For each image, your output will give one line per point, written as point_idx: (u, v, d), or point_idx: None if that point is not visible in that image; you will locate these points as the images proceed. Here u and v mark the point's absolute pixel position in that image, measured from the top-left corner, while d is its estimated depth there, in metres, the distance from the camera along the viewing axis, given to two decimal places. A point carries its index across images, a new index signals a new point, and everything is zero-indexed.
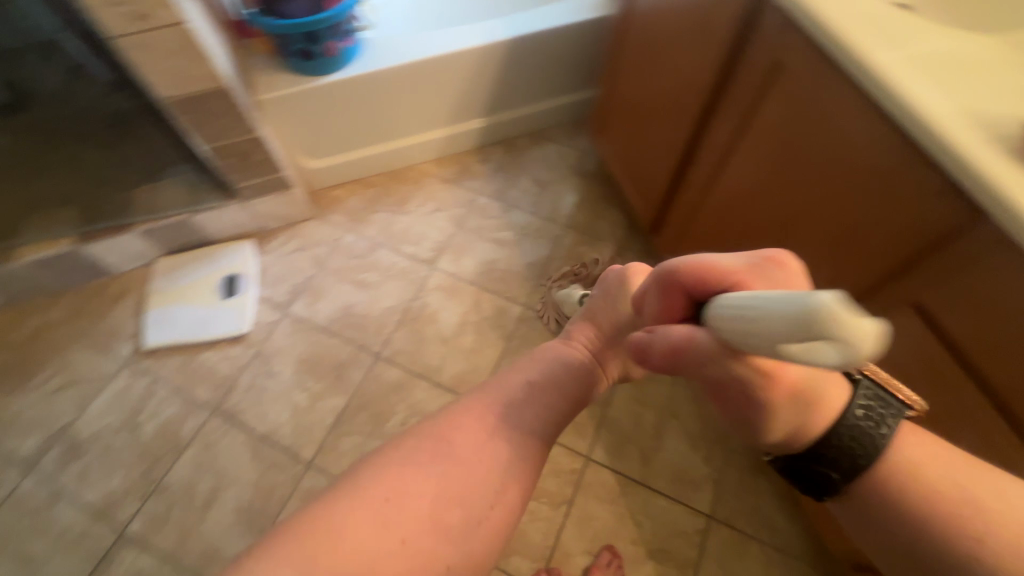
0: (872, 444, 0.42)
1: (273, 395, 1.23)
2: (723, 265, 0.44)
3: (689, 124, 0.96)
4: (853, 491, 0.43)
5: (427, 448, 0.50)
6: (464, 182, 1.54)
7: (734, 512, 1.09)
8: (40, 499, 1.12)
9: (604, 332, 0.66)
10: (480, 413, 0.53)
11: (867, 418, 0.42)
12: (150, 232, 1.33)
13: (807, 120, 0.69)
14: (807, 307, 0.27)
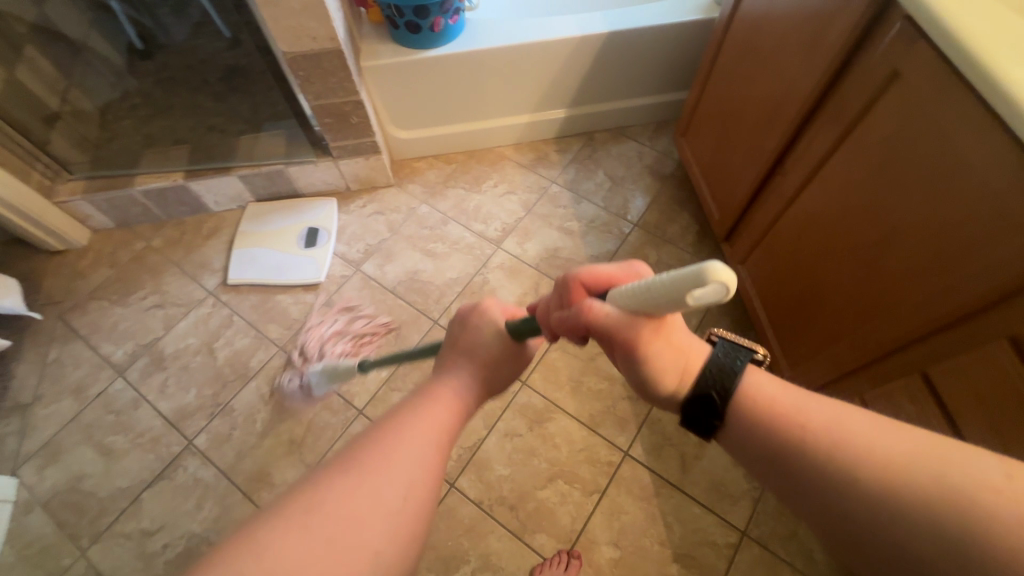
0: (729, 380, 0.45)
1: (335, 343, 1.31)
2: (602, 272, 0.51)
3: (783, 132, 0.95)
4: (739, 438, 0.45)
5: (328, 465, 0.44)
6: (540, 170, 1.57)
7: (769, 533, 1.07)
8: (125, 401, 1.25)
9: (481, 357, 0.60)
10: (410, 415, 0.49)
11: (723, 362, 0.46)
12: (247, 177, 1.44)
13: (917, 136, 0.67)
14: (688, 275, 0.35)
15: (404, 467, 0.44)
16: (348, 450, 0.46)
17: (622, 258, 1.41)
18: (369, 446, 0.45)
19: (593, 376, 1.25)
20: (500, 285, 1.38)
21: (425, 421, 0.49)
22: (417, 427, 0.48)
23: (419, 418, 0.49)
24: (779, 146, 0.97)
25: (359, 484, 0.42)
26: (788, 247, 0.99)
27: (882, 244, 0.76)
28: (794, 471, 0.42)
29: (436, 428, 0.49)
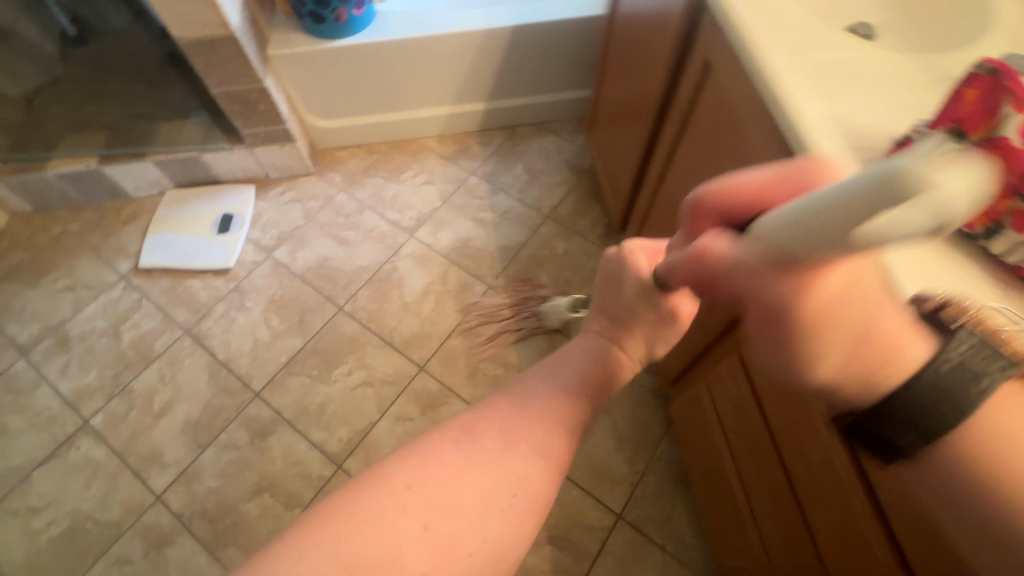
0: (968, 403, 0.28)
1: (240, 327, 1.32)
2: (746, 183, 0.35)
3: (649, 122, 0.98)
4: (921, 459, 0.30)
5: (454, 432, 0.42)
6: (460, 161, 1.59)
7: (643, 516, 1.09)
8: (26, 381, 1.26)
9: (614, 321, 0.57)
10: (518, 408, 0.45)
11: (953, 377, 0.28)
12: (163, 163, 1.45)
13: (723, 121, 0.70)
14: (881, 180, 0.24)
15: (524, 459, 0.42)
16: (461, 421, 0.44)
17: (531, 248, 1.44)
18: (482, 427, 0.43)
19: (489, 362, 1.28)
20: (409, 273, 1.40)
21: (542, 406, 0.46)
22: (543, 418, 0.45)
23: (542, 400, 0.47)
24: (649, 137, 1.00)
25: (489, 471, 0.40)
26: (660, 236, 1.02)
27: None
28: (965, 500, 0.29)
29: (561, 416, 0.46)
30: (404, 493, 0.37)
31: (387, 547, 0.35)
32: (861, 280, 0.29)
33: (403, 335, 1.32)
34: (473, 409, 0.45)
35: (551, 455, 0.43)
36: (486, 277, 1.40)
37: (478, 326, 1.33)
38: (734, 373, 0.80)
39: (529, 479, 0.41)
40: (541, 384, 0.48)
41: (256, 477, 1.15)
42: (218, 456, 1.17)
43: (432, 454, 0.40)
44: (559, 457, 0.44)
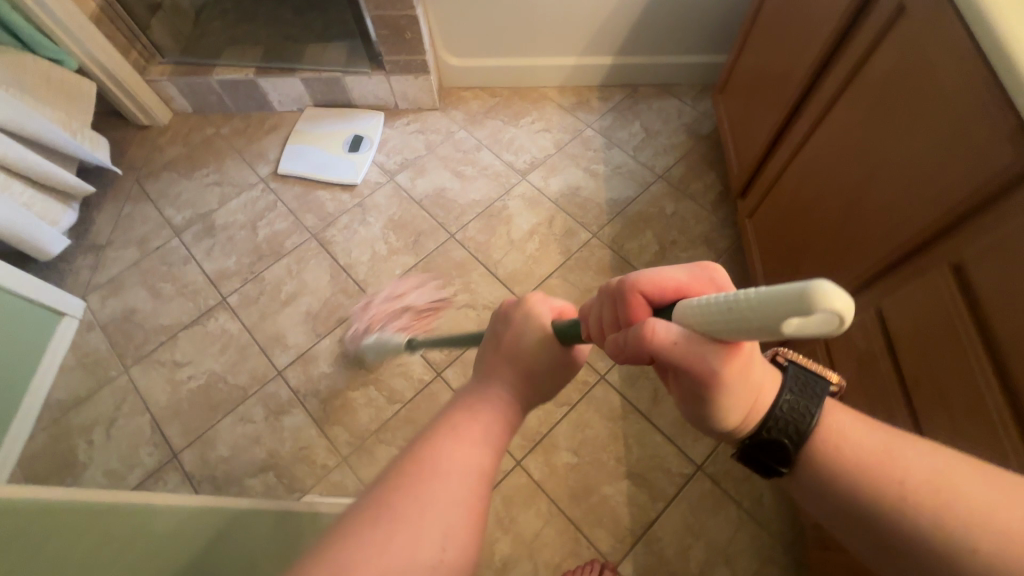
0: (812, 418, 0.41)
1: (360, 239, 1.43)
2: (671, 278, 0.44)
3: (804, 77, 0.97)
4: (798, 465, 0.41)
5: (349, 527, 0.37)
6: (578, 113, 1.61)
7: (724, 472, 1.11)
8: (177, 256, 1.43)
9: (512, 359, 0.51)
10: (420, 450, 0.41)
11: (796, 397, 0.42)
12: (309, 81, 1.57)
13: (909, 68, 0.69)
14: (792, 290, 0.27)
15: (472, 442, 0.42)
16: (355, 508, 0.38)
17: (640, 205, 1.45)
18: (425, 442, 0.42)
19: None
20: (518, 213, 1.46)
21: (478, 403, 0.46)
22: (480, 408, 0.45)
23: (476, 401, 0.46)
24: (798, 94, 0.99)
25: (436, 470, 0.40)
26: (793, 197, 1.02)
27: (866, 183, 0.79)
28: (838, 494, 0.39)
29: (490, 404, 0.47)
30: (374, 537, 0.36)
31: None
32: (751, 349, 0.38)
33: (507, 268, 1.38)
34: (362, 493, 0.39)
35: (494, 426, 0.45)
36: (592, 227, 1.43)
37: (579, 270, 1.37)
38: (862, 328, 0.80)
39: (449, 528, 0.37)
40: (444, 425, 0.44)
41: (364, 370, 1.26)
42: (333, 347, 1.29)
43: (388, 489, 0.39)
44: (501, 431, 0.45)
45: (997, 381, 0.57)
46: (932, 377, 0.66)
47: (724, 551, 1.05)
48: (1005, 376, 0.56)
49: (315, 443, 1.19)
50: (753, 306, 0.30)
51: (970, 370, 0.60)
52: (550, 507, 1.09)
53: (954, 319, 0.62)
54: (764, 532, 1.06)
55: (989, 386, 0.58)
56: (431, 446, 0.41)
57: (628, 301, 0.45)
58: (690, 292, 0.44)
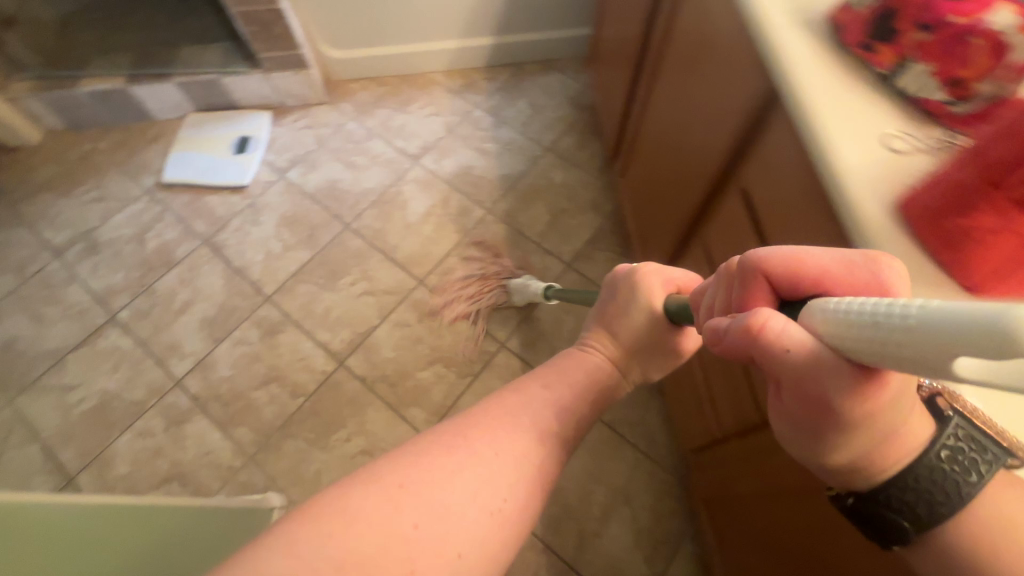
0: (957, 494, 0.33)
1: (254, 239, 1.41)
2: (809, 260, 0.35)
3: (638, 38, 1.02)
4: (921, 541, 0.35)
5: (449, 438, 0.42)
6: (466, 95, 1.64)
7: (620, 419, 1.17)
8: (59, 278, 1.37)
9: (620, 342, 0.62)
10: (507, 408, 0.47)
11: (951, 461, 0.34)
12: (186, 85, 1.53)
13: (701, 15, 0.75)
14: (994, 320, 0.22)
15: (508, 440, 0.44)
16: (454, 427, 0.44)
17: (530, 177, 1.49)
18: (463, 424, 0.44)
19: (484, 279, 1.35)
20: (412, 197, 1.47)
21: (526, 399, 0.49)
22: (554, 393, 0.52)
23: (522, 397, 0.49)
24: (637, 55, 1.05)
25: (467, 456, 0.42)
26: (645, 150, 1.08)
27: (688, 126, 0.84)
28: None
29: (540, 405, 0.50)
30: (384, 485, 0.37)
31: (396, 531, 0.35)
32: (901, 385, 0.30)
33: (405, 252, 1.39)
34: (461, 419, 0.45)
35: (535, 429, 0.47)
36: (486, 203, 1.46)
37: (476, 246, 1.40)
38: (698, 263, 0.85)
39: (516, 486, 0.42)
40: (536, 401, 0.50)
41: (265, 369, 1.25)
42: (231, 350, 1.27)
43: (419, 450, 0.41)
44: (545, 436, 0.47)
45: None
46: None
47: (622, 491, 1.11)
48: None
49: (220, 446, 1.17)
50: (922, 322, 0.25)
51: None
52: None
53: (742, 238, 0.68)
54: (659, 469, 1.12)
55: None
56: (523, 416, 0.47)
57: (745, 286, 0.37)
58: (831, 285, 0.35)
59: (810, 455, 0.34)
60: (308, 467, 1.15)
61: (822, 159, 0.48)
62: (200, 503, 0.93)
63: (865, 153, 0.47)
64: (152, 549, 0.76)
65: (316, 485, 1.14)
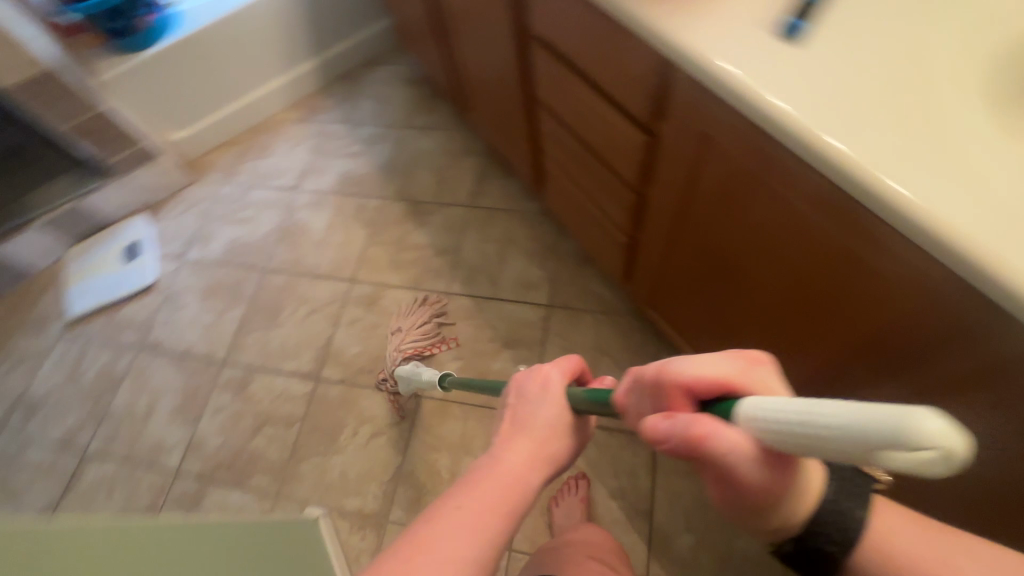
0: (848, 520, 0.39)
1: (187, 322, 1.45)
2: (711, 373, 0.38)
3: None
4: (849, 564, 0.41)
5: (425, 548, 0.41)
6: (315, 118, 1.74)
7: (569, 296, 1.33)
8: (13, 448, 1.33)
9: (538, 438, 0.52)
10: (462, 487, 0.46)
11: (835, 493, 0.40)
12: (52, 223, 1.52)
13: None
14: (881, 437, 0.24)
15: (449, 525, 0.42)
16: (432, 515, 0.44)
17: (403, 156, 1.62)
18: (424, 530, 0.42)
19: (406, 251, 1.46)
20: (310, 219, 1.56)
21: (492, 467, 0.48)
22: (504, 447, 0.51)
23: (493, 458, 0.49)
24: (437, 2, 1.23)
25: (439, 534, 0.42)
26: (476, 73, 1.25)
27: (488, 26, 1.01)
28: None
29: (505, 463, 0.48)
30: None
31: None
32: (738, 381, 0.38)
33: (327, 266, 1.47)
34: (437, 507, 0.44)
35: (497, 495, 0.45)
36: (376, 193, 1.57)
37: (385, 229, 1.50)
38: (547, 122, 1.01)
39: None
40: (505, 477, 0.47)
41: (253, 418, 1.30)
42: (214, 419, 1.31)
43: (401, 549, 0.41)
44: (512, 497, 0.46)
45: (589, 86, 0.79)
46: (577, 116, 0.88)
47: (597, 346, 1.26)
48: (590, 80, 0.78)
49: (245, 501, 1.21)
50: (837, 440, 0.27)
51: (579, 93, 0.82)
52: (462, 410, 1.24)
53: (556, 69, 0.85)
54: (615, 317, 1.29)
55: (590, 94, 0.79)
56: (507, 478, 0.47)
57: (665, 395, 0.41)
58: (742, 387, 0.38)
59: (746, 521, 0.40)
60: (333, 473, 1.21)
61: None
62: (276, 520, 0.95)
63: None
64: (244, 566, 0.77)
65: (348, 481, 1.20)
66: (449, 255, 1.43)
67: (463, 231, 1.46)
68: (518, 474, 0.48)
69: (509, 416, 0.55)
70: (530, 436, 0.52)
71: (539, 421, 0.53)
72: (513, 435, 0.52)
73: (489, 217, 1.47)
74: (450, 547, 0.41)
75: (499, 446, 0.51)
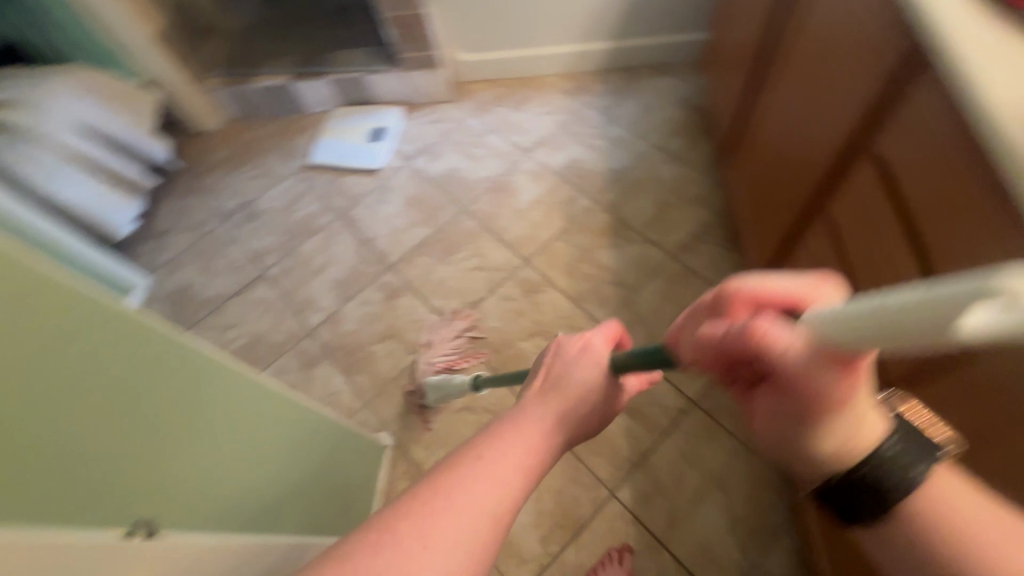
0: (906, 478, 0.37)
1: (383, 216, 1.58)
2: (781, 288, 0.39)
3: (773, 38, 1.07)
4: (887, 523, 0.38)
5: (462, 474, 0.40)
6: (579, 96, 1.73)
7: (718, 406, 1.17)
8: (225, 239, 1.60)
9: (572, 397, 0.51)
10: (493, 426, 0.46)
11: (904, 445, 0.37)
12: (338, 82, 1.75)
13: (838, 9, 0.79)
14: (948, 312, 0.20)
15: (479, 460, 0.42)
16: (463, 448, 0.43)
17: (637, 172, 1.55)
18: (444, 477, 0.40)
19: (588, 263, 1.41)
20: (523, 186, 1.58)
21: (524, 416, 0.48)
22: (537, 396, 0.51)
23: (529, 404, 0.49)
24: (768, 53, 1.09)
25: (469, 465, 0.41)
26: (765, 141, 1.11)
27: (815, 112, 0.87)
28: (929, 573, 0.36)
29: (537, 409, 0.49)
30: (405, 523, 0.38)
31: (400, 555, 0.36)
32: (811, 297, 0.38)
33: (514, 236, 1.49)
34: (468, 443, 0.44)
35: (525, 439, 0.45)
36: (593, 194, 1.53)
37: (582, 232, 1.46)
38: (822, 240, 0.86)
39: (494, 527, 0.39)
40: (537, 422, 0.47)
41: (385, 326, 1.39)
42: (358, 308, 1.43)
43: (434, 478, 0.41)
44: (542, 441, 0.46)
45: (912, 246, 0.63)
46: (869, 261, 0.72)
47: (718, 473, 1.11)
48: (918, 242, 0.62)
49: (342, 390, 1.32)
50: (887, 320, 0.23)
51: (892, 245, 0.67)
52: None
53: (878, 204, 0.70)
54: (757, 458, 1.12)
55: (908, 254, 0.64)
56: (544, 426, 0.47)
57: (728, 309, 0.42)
58: (810, 304, 0.38)
59: (802, 453, 0.38)
60: (417, 417, 1.26)
61: (985, 115, 0.51)
62: (337, 428, 0.97)
63: (1015, 98, 0.50)
64: (289, 460, 0.81)
65: (425, 434, 1.24)
66: (624, 291, 1.36)
67: (650, 277, 1.37)
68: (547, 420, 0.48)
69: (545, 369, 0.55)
70: (565, 390, 0.52)
71: (577, 385, 0.53)
72: (546, 385, 0.52)
73: (683, 278, 1.35)
74: (483, 479, 0.41)
75: (535, 394, 0.51)
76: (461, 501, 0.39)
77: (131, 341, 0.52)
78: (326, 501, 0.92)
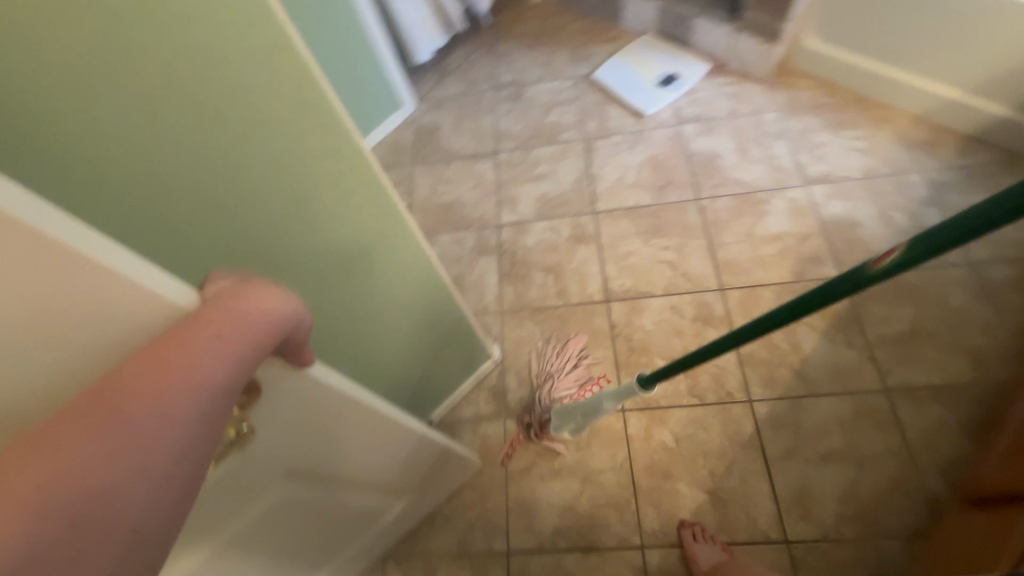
0: None
1: (620, 162, 1.51)
2: None
3: None
4: None
5: (104, 430, 0.33)
6: (915, 152, 1.37)
7: (812, 569, 0.99)
8: (485, 105, 1.70)
9: (236, 305, 0.40)
10: (158, 357, 0.36)
11: None
12: (665, 9, 1.63)
13: None
14: None
15: (135, 407, 0.34)
16: (106, 393, 0.34)
17: (919, 275, 1.22)
18: (60, 431, 0.32)
19: (784, 333, 1.21)
20: (775, 213, 1.36)
21: (206, 336, 0.38)
22: (228, 317, 0.39)
23: (212, 327, 0.38)
24: None
25: (116, 416, 0.34)
26: None
27: None
28: None
29: (231, 331, 0.39)
30: (18, 487, 0.30)
31: (28, 516, 0.30)
32: None
33: (729, 257, 1.32)
34: (114, 381, 0.35)
35: (204, 369, 0.37)
36: (846, 267, 1.26)
37: (802, 299, 1.24)
38: None
39: (164, 476, 0.36)
40: (222, 348, 0.38)
41: (554, 260, 1.38)
42: (545, 229, 1.44)
43: (68, 428, 0.32)
44: (226, 371, 0.38)
45: None
46: None
47: None
48: None
49: (488, 287, 1.36)
50: None
51: None
52: (625, 463, 1.11)
53: None
54: None
55: None
56: (233, 352, 0.38)
57: None
58: None
59: None
60: (524, 352, 1.26)
61: None
62: (444, 295, 0.90)
63: None
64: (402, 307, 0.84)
65: (528, 370, 1.24)
66: (802, 387, 1.14)
67: (842, 394, 1.12)
68: (238, 348, 0.39)
69: (222, 292, 0.41)
70: (241, 297, 0.40)
71: (254, 280, 0.43)
72: (234, 301, 0.40)
73: (880, 420, 1.09)
74: (146, 427, 0.34)
75: (198, 322, 0.38)
76: (119, 450, 0.33)
77: (186, 75, 0.46)
78: (396, 373, 0.96)
